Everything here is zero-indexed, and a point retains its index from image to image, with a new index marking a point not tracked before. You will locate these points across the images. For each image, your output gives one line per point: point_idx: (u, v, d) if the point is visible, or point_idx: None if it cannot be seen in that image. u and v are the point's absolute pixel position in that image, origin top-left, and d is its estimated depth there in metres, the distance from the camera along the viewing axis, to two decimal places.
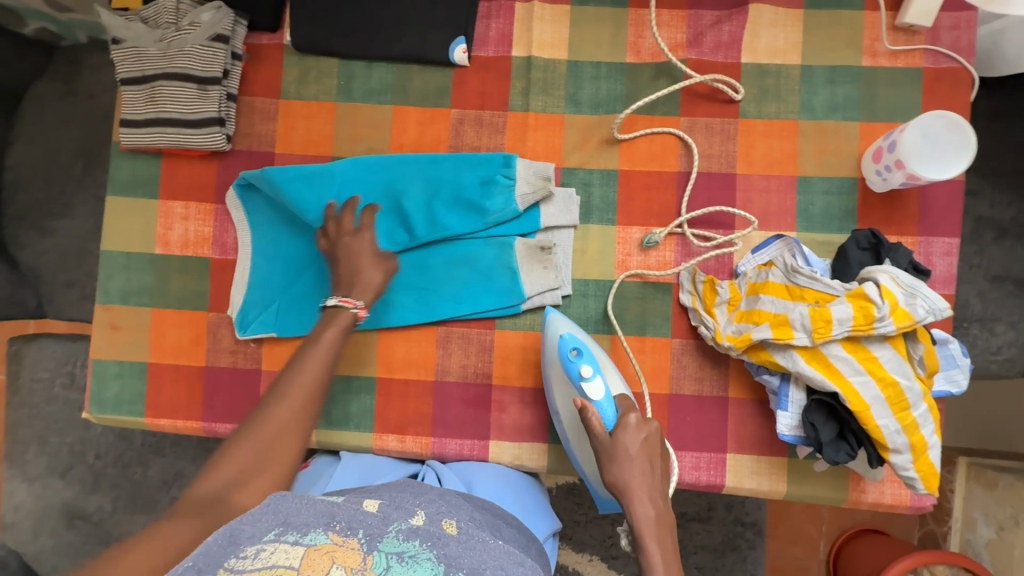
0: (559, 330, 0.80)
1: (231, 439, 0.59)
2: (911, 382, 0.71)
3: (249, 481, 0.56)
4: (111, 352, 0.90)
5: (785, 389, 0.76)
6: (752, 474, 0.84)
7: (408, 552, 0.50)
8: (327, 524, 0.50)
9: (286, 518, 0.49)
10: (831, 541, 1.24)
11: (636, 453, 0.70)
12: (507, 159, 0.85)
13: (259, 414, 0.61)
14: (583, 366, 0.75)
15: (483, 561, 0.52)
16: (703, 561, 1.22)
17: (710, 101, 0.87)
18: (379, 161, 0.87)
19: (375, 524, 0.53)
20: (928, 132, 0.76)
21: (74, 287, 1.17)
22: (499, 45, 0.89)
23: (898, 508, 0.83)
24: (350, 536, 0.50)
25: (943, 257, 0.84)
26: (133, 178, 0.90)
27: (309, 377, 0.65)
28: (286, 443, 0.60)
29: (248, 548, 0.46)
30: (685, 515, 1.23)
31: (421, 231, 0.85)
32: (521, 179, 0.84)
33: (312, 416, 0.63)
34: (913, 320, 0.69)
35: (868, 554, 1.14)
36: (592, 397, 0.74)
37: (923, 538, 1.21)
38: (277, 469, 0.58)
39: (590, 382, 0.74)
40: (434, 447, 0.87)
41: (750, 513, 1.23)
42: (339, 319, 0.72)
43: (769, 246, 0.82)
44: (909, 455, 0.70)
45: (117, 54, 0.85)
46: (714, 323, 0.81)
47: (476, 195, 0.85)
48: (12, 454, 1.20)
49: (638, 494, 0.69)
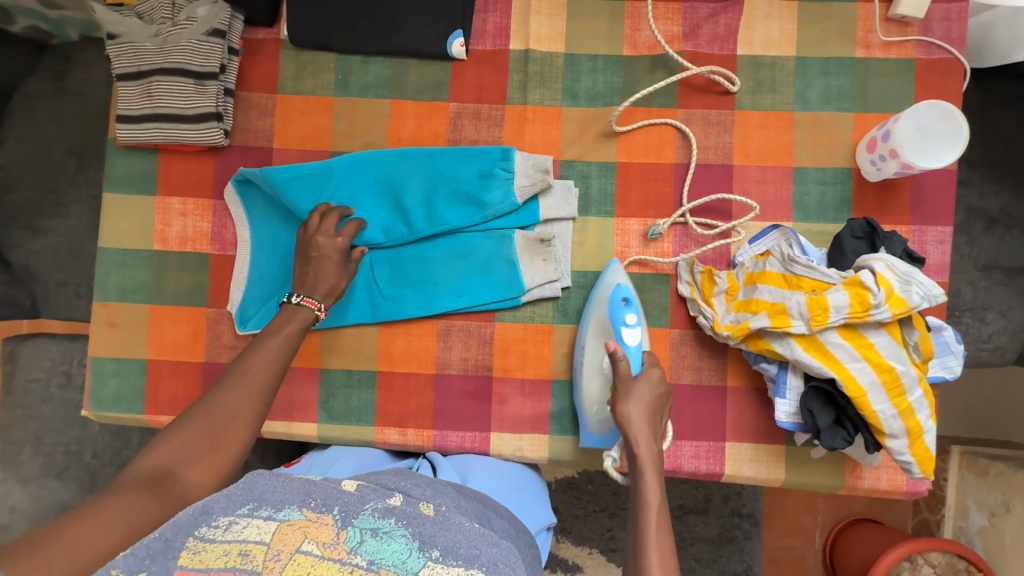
0: (615, 279, 0.83)
1: (181, 419, 0.61)
2: (907, 367, 0.72)
3: (195, 458, 0.58)
4: (109, 349, 0.89)
5: (783, 377, 0.77)
6: (751, 462, 0.85)
7: (383, 528, 0.51)
8: (303, 501, 0.51)
9: (260, 495, 0.51)
10: (827, 531, 1.25)
11: (648, 399, 0.75)
12: (506, 152, 0.85)
13: (211, 396, 0.63)
14: (630, 314, 0.79)
15: (458, 540, 0.53)
16: (701, 553, 1.23)
17: (706, 93, 0.88)
18: (377, 156, 0.87)
19: (352, 502, 0.54)
20: (920, 122, 0.77)
21: (69, 286, 1.15)
22: (496, 38, 0.89)
23: (894, 493, 0.84)
24: (326, 513, 0.51)
25: (936, 246, 0.85)
26: (129, 174, 0.90)
27: (262, 365, 0.67)
28: (236, 426, 0.61)
29: (221, 518, 0.48)
30: (683, 507, 1.25)
31: (421, 227, 0.86)
32: (520, 172, 0.85)
33: (264, 402, 0.65)
34: (908, 306, 0.71)
35: (864, 543, 1.15)
36: (626, 342, 0.79)
37: (917, 526, 1.22)
38: (225, 450, 0.60)
39: (629, 329, 0.79)
40: (436, 439, 0.87)
41: (747, 505, 1.24)
42: (299, 317, 0.74)
43: (767, 235, 0.83)
44: (906, 440, 0.71)
45: (112, 49, 0.85)
46: (712, 313, 0.82)
47: (475, 188, 0.85)
48: (7, 455, 1.18)
49: (642, 429, 0.73)
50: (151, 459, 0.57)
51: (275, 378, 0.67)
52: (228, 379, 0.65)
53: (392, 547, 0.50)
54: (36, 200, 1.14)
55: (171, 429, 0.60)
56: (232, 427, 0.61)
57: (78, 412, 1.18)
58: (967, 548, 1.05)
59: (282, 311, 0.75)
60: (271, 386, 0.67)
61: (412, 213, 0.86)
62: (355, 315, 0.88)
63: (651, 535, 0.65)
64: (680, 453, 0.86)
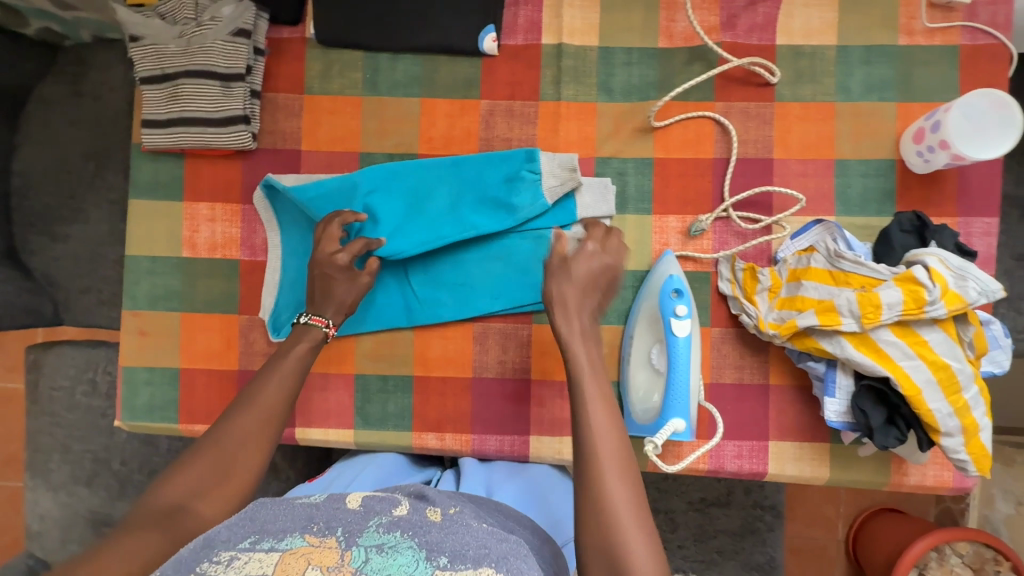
0: (667, 269, 0.81)
1: (192, 449, 0.60)
2: (962, 363, 0.70)
3: (206, 491, 0.57)
4: (141, 358, 0.88)
5: (831, 375, 0.76)
6: (795, 461, 0.84)
7: (389, 543, 0.49)
8: (305, 527, 0.50)
9: (262, 526, 0.50)
10: (849, 521, 1.23)
11: (586, 279, 0.69)
12: (529, 154, 0.83)
13: (221, 427, 0.62)
14: (680, 305, 0.76)
15: (467, 542, 0.50)
16: (723, 545, 1.23)
17: (745, 85, 0.86)
18: (405, 163, 0.85)
19: (355, 520, 0.51)
20: (970, 110, 0.75)
21: (91, 293, 1.14)
22: (528, 33, 0.87)
23: (941, 489, 0.83)
24: (329, 536, 0.49)
25: (982, 238, 0.83)
26: (155, 180, 0.88)
27: (273, 387, 0.66)
28: (247, 454, 0.60)
29: (222, 554, 0.47)
30: (705, 500, 1.24)
31: (449, 234, 0.82)
32: (547, 172, 0.82)
33: (277, 426, 0.63)
34: (965, 302, 0.69)
35: (888, 533, 1.13)
36: (675, 334, 0.76)
37: (940, 515, 1.19)
38: (237, 482, 0.59)
39: (678, 320, 0.76)
40: (475, 444, 0.86)
41: (769, 496, 1.24)
42: (312, 334, 0.72)
43: (809, 230, 0.82)
44: (961, 438, 0.70)
45: (136, 52, 0.82)
46: (756, 311, 0.80)
47: (504, 192, 0.83)
48: (35, 462, 1.17)
49: (575, 308, 0.67)
50: (163, 493, 0.56)
51: (285, 401, 0.65)
52: (239, 405, 0.64)
53: (399, 561, 0.47)
54: (55, 206, 1.13)
55: (183, 459, 0.59)
56: (245, 455, 0.60)
57: (105, 419, 1.17)
58: (993, 536, 1.03)
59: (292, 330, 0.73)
60: (282, 408, 0.65)
61: (438, 222, 0.83)
62: (389, 321, 0.86)
63: (587, 408, 0.59)
64: (722, 453, 0.84)
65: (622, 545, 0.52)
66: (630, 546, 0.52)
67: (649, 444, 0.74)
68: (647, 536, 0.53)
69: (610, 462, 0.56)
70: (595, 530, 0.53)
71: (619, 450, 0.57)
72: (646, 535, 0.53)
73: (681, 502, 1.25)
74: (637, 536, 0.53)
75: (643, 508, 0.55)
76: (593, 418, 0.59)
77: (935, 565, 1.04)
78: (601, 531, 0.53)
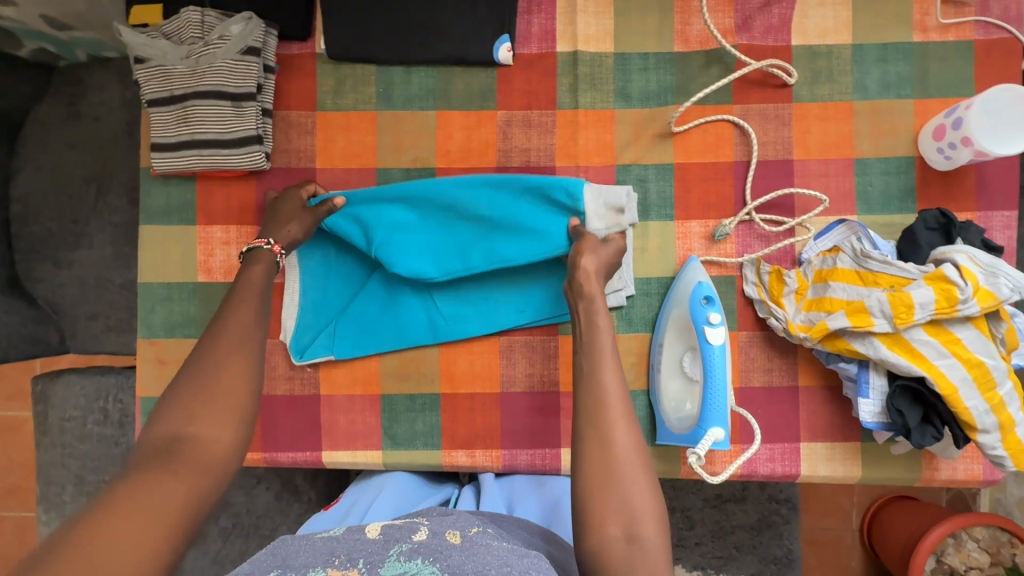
0: (694, 276, 0.81)
1: (176, 385, 0.59)
2: (997, 360, 0.70)
3: (197, 417, 0.56)
4: (160, 388, 0.86)
5: (864, 376, 0.76)
6: (827, 462, 0.84)
7: (411, 572, 0.47)
8: (327, 561, 0.48)
9: (283, 560, 0.47)
10: (864, 510, 1.24)
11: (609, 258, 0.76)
12: (574, 186, 0.78)
13: (199, 361, 0.61)
14: (712, 312, 0.77)
15: (487, 562, 0.48)
16: (741, 540, 1.22)
17: (763, 86, 0.85)
18: (436, 183, 0.82)
19: (376, 550, 0.49)
20: (992, 105, 0.75)
21: (98, 319, 1.10)
22: (543, 41, 0.86)
23: (972, 483, 0.83)
24: (350, 569, 0.47)
25: (1003, 231, 0.83)
26: (167, 205, 0.86)
27: (249, 308, 0.67)
28: (228, 371, 0.60)
29: None
30: (720, 496, 1.24)
31: (478, 265, 0.81)
32: (592, 211, 0.78)
33: (257, 339, 0.65)
34: (997, 299, 0.69)
35: (902, 520, 1.14)
36: (710, 342, 0.76)
37: (951, 500, 1.22)
38: (228, 399, 0.58)
39: (713, 328, 0.76)
40: (505, 459, 0.85)
41: (784, 489, 1.23)
42: (259, 258, 0.74)
43: (832, 231, 0.82)
44: (998, 434, 0.70)
45: (142, 74, 0.80)
46: (784, 313, 0.80)
47: (540, 222, 0.79)
48: (48, 495, 1.14)
49: (596, 272, 0.73)
50: (156, 429, 0.55)
51: (260, 320, 0.67)
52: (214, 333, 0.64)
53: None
54: (57, 232, 1.09)
55: (169, 395, 0.59)
56: (229, 373, 0.60)
57: (120, 447, 1.15)
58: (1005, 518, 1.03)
59: (244, 261, 0.75)
60: (256, 322, 0.66)
61: (471, 251, 0.81)
62: (414, 337, 0.85)
63: (598, 353, 0.67)
64: (755, 458, 0.84)
65: (618, 472, 0.58)
66: (625, 475, 0.58)
67: (693, 456, 0.75)
68: (642, 472, 0.59)
69: (613, 404, 0.62)
70: (596, 456, 0.59)
71: (622, 394, 0.64)
72: (642, 470, 0.59)
73: (697, 499, 1.24)
74: (633, 468, 0.59)
75: (640, 450, 0.60)
76: (602, 361, 0.66)
77: (953, 550, 1.03)
78: (603, 459, 0.59)
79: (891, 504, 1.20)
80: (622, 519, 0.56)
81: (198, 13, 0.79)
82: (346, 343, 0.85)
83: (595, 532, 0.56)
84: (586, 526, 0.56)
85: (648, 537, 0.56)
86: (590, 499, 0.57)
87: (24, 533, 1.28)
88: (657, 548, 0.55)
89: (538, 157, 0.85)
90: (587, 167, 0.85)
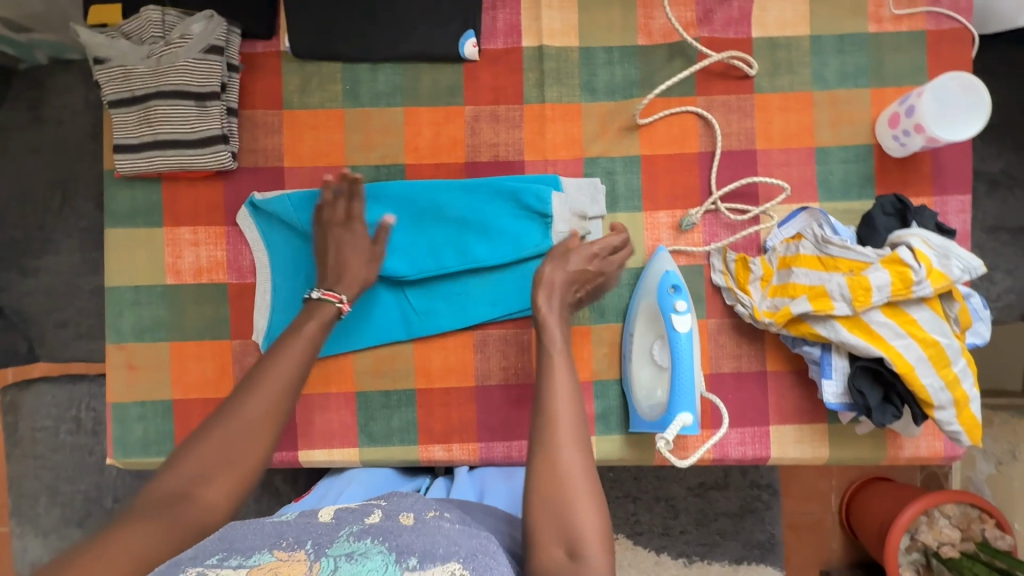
0: (661, 266, 0.83)
1: (203, 430, 0.58)
2: (951, 339, 0.73)
3: (212, 475, 0.56)
4: (131, 393, 0.85)
5: (827, 358, 0.78)
6: (796, 443, 0.86)
7: (359, 550, 0.49)
8: (274, 543, 0.49)
9: (230, 543, 0.49)
10: (842, 493, 1.27)
11: (576, 272, 0.75)
12: (543, 191, 0.82)
13: (227, 407, 0.60)
14: (678, 300, 0.78)
15: (437, 541, 0.50)
16: (724, 527, 1.24)
17: (724, 78, 0.87)
18: (411, 185, 0.84)
19: (325, 531, 0.51)
20: (943, 94, 0.78)
21: (67, 327, 1.07)
22: (508, 36, 0.86)
23: (934, 459, 0.86)
24: (298, 550, 0.48)
25: (958, 215, 0.86)
26: (133, 208, 0.85)
27: (281, 372, 0.64)
28: (249, 438, 0.58)
29: (190, 569, 0.46)
30: (703, 484, 1.25)
31: (450, 263, 0.83)
32: (558, 215, 0.82)
33: (283, 408, 0.62)
34: (949, 279, 0.72)
35: (878, 502, 1.17)
36: (676, 330, 0.77)
37: (925, 480, 1.26)
38: (244, 466, 0.57)
39: (679, 316, 0.77)
40: (482, 452, 0.86)
41: (765, 475, 1.25)
42: (323, 311, 0.72)
43: (796, 218, 0.84)
44: (954, 410, 0.72)
45: (101, 75, 0.79)
46: (750, 300, 0.82)
47: (511, 225, 0.83)
48: (22, 507, 1.12)
49: (554, 289, 0.74)
50: (169, 477, 0.55)
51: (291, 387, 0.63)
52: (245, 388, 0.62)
53: (368, 566, 0.47)
54: (23, 238, 1.07)
55: (191, 442, 0.58)
56: (245, 438, 0.58)
57: (94, 456, 1.13)
58: (977, 496, 1.07)
59: (306, 307, 0.74)
60: (289, 392, 0.63)
61: (441, 250, 0.84)
62: (388, 335, 0.85)
63: (551, 370, 0.66)
64: (726, 441, 0.86)
65: (565, 494, 0.58)
66: (572, 496, 0.58)
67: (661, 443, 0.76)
68: (588, 493, 0.58)
69: (562, 418, 0.62)
70: (543, 478, 0.59)
71: (573, 412, 0.63)
72: (589, 491, 0.58)
73: (680, 487, 1.25)
74: (580, 490, 0.58)
75: (589, 470, 0.60)
76: (554, 378, 0.65)
77: (925, 528, 1.06)
78: (549, 481, 0.59)
79: (867, 487, 1.24)
80: (564, 540, 0.56)
81: (157, 12, 0.78)
82: None
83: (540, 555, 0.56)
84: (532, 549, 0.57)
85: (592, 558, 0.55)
86: (536, 522, 0.58)
87: None
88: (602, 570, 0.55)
89: (506, 151, 0.86)
90: (555, 161, 0.86)
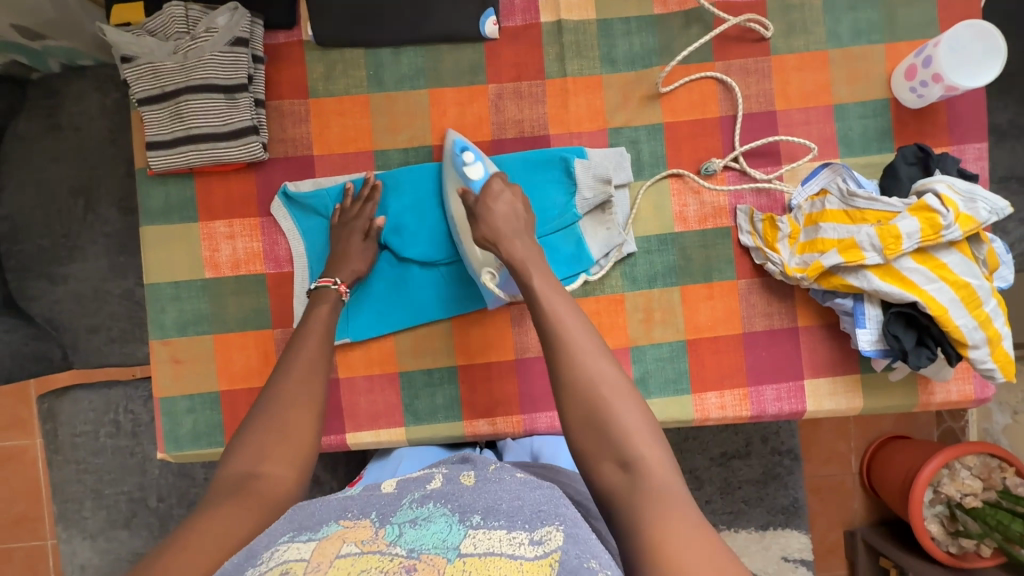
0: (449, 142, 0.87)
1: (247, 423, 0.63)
2: (981, 280, 0.74)
3: (273, 452, 0.60)
4: (178, 388, 0.86)
5: (860, 308, 0.80)
6: (830, 396, 0.88)
7: (422, 515, 0.48)
8: (340, 516, 0.49)
9: (300, 523, 0.49)
10: (862, 454, 1.29)
11: (514, 203, 0.77)
12: (567, 163, 0.84)
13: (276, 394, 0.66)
14: (465, 154, 0.81)
15: (499, 497, 0.51)
16: (749, 494, 1.26)
17: (741, 42, 0.88)
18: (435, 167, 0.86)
19: (388, 502, 0.51)
20: (958, 43, 0.79)
21: (100, 332, 1.08)
22: (526, 12, 0.87)
23: (964, 403, 0.88)
24: (363, 518, 0.48)
25: (975, 162, 0.88)
26: (167, 204, 0.86)
27: (310, 350, 0.71)
28: (298, 409, 0.64)
29: (264, 554, 0.45)
30: (726, 454, 1.27)
31: None
32: (583, 183, 0.84)
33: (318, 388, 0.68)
34: (977, 222, 0.74)
35: (899, 458, 1.18)
36: (470, 179, 0.81)
37: (944, 434, 1.29)
38: (299, 438, 0.62)
39: (470, 165, 0.81)
40: (526, 423, 0.87)
41: (786, 441, 1.27)
42: (325, 296, 0.78)
43: (818, 175, 0.84)
44: (987, 348, 0.74)
45: (130, 73, 0.79)
46: (780, 257, 0.83)
47: (546, 195, 0.85)
48: (66, 513, 1.13)
49: (512, 234, 0.74)
50: (232, 465, 0.59)
51: (321, 363, 0.70)
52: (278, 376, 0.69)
53: (433, 529, 0.46)
54: (48, 247, 1.07)
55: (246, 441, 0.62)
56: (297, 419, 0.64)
57: (135, 457, 1.15)
58: (993, 445, 1.07)
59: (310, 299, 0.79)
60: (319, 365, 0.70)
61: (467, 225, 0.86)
62: (427, 314, 0.87)
63: (549, 312, 0.66)
64: (763, 398, 0.88)
65: (600, 402, 0.59)
66: (607, 401, 0.59)
67: (486, 275, 0.80)
68: (625, 394, 0.60)
69: (579, 344, 0.63)
70: (579, 400, 0.60)
71: (583, 335, 0.64)
72: (624, 393, 0.60)
73: (705, 459, 1.26)
74: (615, 393, 0.60)
75: (619, 374, 0.61)
76: (548, 307, 0.67)
77: (947, 480, 1.07)
78: (586, 398, 0.60)
79: (885, 445, 1.25)
80: (614, 455, 0.57)
81: (182, 7, 0.79)
82: (361, 324, 0.87)
83: (597, 473, 0.57)
84: (589, 471, 0.58)
85: (645, 459, 0.56)
86: (580, 442, 0.59)
87: (42, 554, 1.29)
88: (655, 466, 0.55)
89: (531, 126, 0.88)
90: (580, 134, 0.88)
